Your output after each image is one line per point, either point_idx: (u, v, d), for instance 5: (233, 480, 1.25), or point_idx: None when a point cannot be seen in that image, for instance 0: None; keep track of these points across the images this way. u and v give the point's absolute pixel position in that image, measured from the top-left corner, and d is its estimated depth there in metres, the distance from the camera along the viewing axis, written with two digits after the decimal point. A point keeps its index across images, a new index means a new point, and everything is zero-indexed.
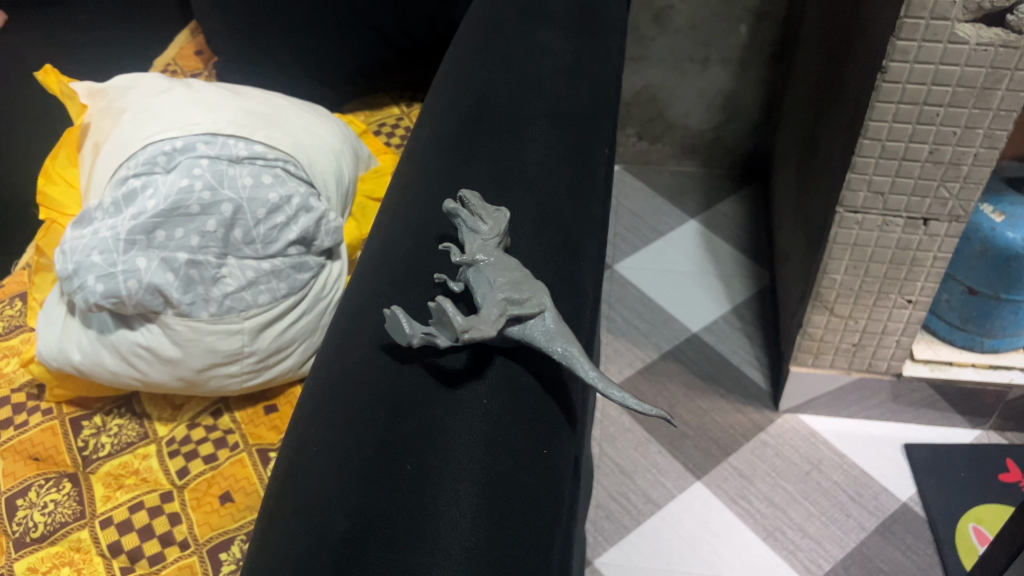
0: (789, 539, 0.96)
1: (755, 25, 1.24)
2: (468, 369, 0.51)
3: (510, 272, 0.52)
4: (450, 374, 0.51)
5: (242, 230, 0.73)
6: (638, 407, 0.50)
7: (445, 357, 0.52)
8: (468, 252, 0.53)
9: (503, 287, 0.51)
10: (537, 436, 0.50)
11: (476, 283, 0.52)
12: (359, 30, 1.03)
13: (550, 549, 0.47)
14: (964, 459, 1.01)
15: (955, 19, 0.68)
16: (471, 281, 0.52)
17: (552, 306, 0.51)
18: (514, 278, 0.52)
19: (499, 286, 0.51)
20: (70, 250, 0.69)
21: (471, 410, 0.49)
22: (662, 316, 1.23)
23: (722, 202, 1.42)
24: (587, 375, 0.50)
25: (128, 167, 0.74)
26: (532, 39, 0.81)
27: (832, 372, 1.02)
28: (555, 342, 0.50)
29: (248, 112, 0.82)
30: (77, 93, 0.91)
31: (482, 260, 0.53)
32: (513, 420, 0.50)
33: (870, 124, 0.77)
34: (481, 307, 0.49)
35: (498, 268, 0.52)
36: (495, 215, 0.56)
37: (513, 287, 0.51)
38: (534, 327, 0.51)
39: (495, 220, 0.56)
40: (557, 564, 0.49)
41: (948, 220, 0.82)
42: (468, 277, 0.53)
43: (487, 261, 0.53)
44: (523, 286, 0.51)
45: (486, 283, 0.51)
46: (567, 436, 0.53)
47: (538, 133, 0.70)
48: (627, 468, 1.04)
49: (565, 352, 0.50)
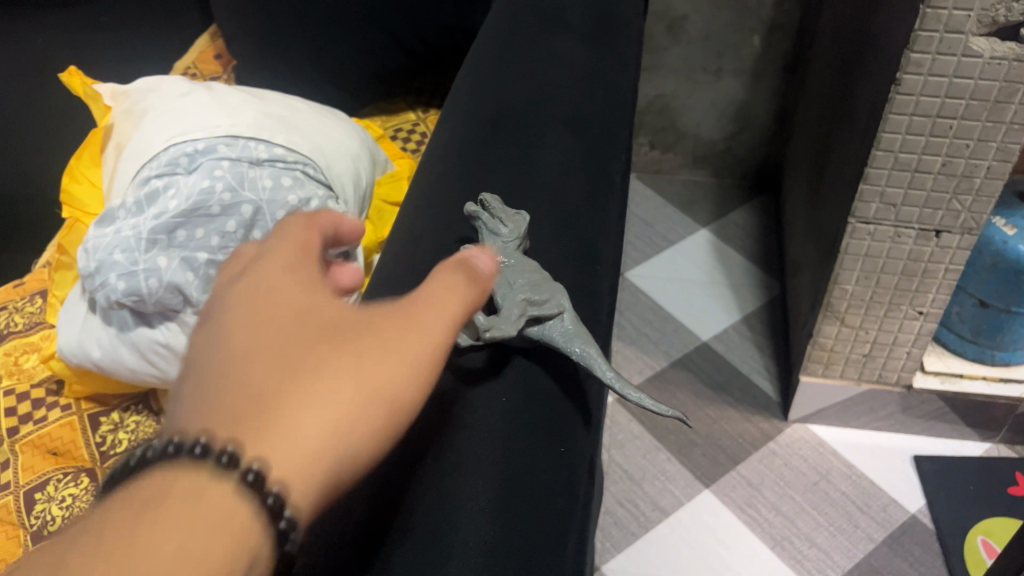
0: (796, 548, 0.96)
1: (769, 36, 1.25)
2: (489, 366, 0.53)
3: (529, 274, 0.54)
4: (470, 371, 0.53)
5: (262, 230, 0.74)
6: (652, 407, 0.52)
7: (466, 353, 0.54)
8: None
9: (523, 288, 0.53)
10: (552, 434, 0.51)
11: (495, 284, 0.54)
12: (375, 37, 1.04)
13: (564, 548, 0.48)
14: (973, 473, 1.01)
15: (969, 32, 0.69)
16: None
17: (570, 309, 0.52)
18: (533, 281, 0.53)
19: (519, 287, 0.53)
20: (93, 249, 0.71)
21: (486, 408, 0.51)
22: (672, 325, 1.24)
23: (733, 212, 1.42)
24: (603, 375, 0.51)
25: (150, 169, 0.76)
26: (549, 48, 0.82)
27: (842, 383, 1.03)
28: (574, 342, 0.51)
29: (269, 115, 0.83)
30: (102, 94, 0.92)
31: (501, 261, 0.54)
32: (526, 416, 0.51)
33: (883, 136, 0.77)
34: (502, 307, 0.51)
35: (519, 271, 0.54)
36: (517, 218, 0.58)
37: (533, 289, 0.52)
38: (548, 326, 0.52)
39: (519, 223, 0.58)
40: (571, 563, 0.49)
41: (960, 232, 0.82)
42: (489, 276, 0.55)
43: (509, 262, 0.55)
44: (542, 288, 0.53)
45: (507, 284, 0.53)
46: (584, 435, 0.54)
47: (554, 139, 0.71)
48: (635, 474, 1.04)
49: (583, 352, 0.51)
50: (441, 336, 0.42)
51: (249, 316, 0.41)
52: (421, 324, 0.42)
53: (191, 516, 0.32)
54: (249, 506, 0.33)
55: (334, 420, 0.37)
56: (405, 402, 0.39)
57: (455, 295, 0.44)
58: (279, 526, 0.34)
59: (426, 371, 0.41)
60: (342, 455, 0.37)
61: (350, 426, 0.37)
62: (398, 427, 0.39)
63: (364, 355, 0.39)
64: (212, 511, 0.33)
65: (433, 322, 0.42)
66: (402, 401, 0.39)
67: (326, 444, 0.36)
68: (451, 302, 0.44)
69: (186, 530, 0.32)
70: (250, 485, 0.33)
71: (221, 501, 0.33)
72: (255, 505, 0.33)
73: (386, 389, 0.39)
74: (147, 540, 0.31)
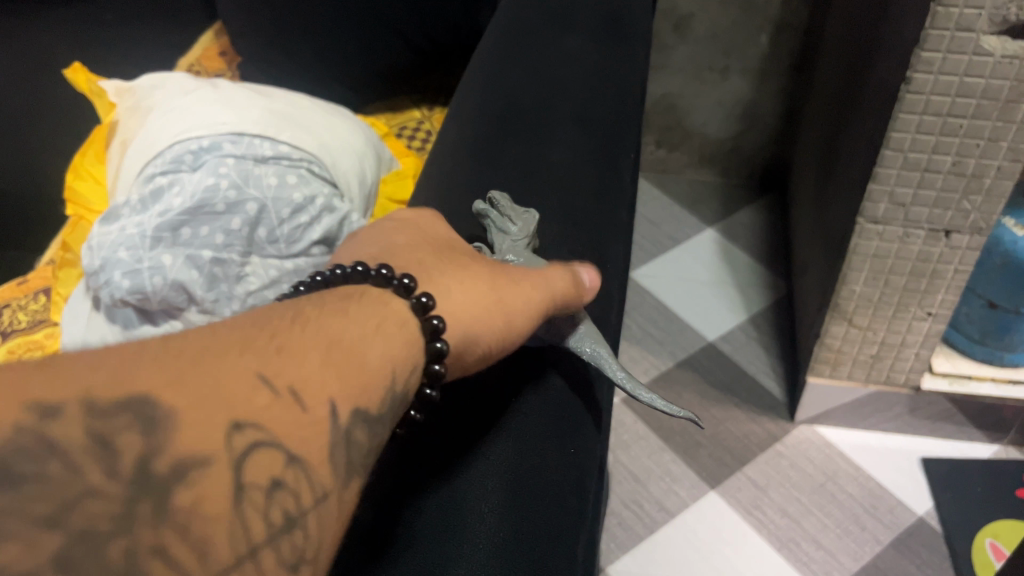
0: (803, 550, 0.95)
1: (776, 35, 1.25)
2: (523, 381, 0.54)
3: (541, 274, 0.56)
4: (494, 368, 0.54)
5: (266, 228, 0.73)
6: (664, 407, 0.54)
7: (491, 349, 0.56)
8: (498, 253, 0.56)
9: None
10: (562, 435, 0.51)
11: None
12: (381, 35, 1.03)
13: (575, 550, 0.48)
14: (981, 475, 1.01)
15: (981, 31, 0.68)
16: None
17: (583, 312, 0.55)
18: None
19: None
20: (99, 246, 0.71)
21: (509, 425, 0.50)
22: (678, 325, 1.23)
23: (740, 211, 1.42)
24: (616, 376, 0.55)
25: (155, 166, 0.76)
26: (557, 45, 0.81)
27: (849, 384, 1.02)
28: (585, 343, 0.55)
29: (274, 112, 0.83)
30: (106, 91, 0.92)
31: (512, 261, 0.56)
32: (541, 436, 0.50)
33: (892, 135, 0.77)
34: None
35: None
36: (528, 213, 0.59)
37: None
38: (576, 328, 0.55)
39: (528, 220, 0.58)
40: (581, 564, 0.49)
41: (969, 232, 0.81)
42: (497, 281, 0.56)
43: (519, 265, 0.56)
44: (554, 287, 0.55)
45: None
46: (594, 436, 0.54)
47: (564, 136, 0.70)
48: (641, 475, 1.04)
49: (594, 352, 0.54)
50: (560, 286, 0.52)
51: (413, 229, 0.53)
52: (544, 277, 0.52)
53: (383, 312, 0.43)
54: (421, 330, 0.44)
55: (477, 304, 0.48)
56: (525, 318, 0.49)
57: (573, 269, 0.54)
58: (435, 346, 0.44)
59: (544, 304, 0.51)
60: (478, 333, 0.47)
61: (486, 312, 0.48)
62: (516, 334, 0.49)
63: (502, 278, 0.50)
64: (396, 314, 0.44)
65: (553, 276, 0.53)
66: (524, 314, 0.49)
67: (466, 318, 0.46)
68: (571, 270, 0.54)
69: (382, 322, 0.42)
70: (424, 308, 0.45)
71: (406, 319, 0.44)
72: (424, 329, 0.44)
73: (514, 303, 0.49)
74: (357, 312, 0.42)
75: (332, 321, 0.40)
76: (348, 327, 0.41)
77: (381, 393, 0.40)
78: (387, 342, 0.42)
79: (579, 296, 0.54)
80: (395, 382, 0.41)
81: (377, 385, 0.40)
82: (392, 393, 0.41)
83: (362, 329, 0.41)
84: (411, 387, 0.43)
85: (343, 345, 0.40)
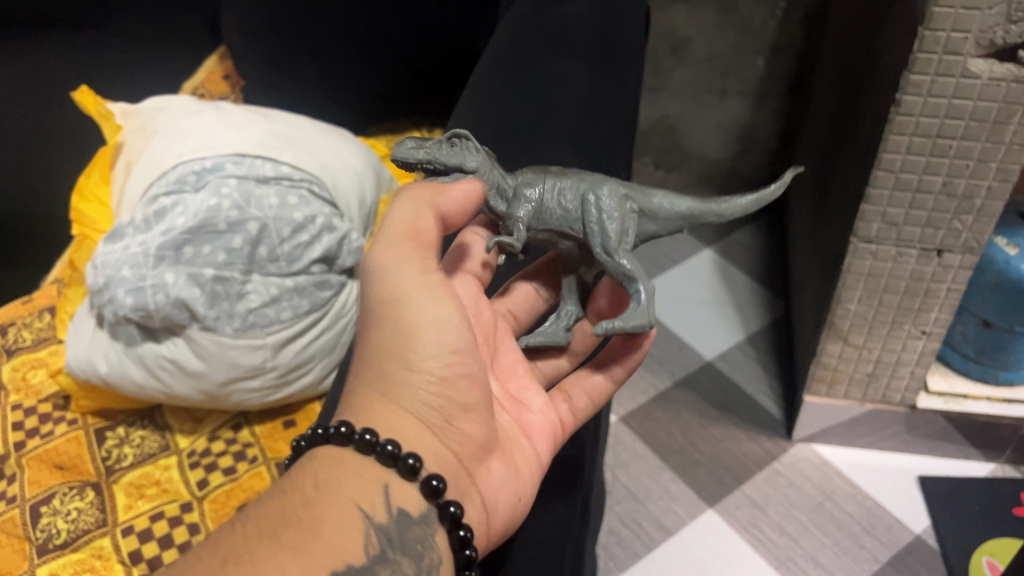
0: (801, 569, 0.95)
1: (772, 57, 1.27)
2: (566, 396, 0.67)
3: (565, 181, 0.58)
4: (609, 380, 0.64)
5: (268, 247, 0.77)
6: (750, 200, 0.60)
7: (569, 385, 0.65)
8: (515, 203, 0.58)
9: (570, 198, 0.57)
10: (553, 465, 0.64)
11: (550, 219, 0.57)
12: (382, 58, 1.06)
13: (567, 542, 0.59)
14: (977, 492, 1.01)
15: (968, 54, 0.70)
16: (539, 215, 0.57)
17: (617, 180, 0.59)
18: (573, 184, 0.58)
19: (566, 199, 0.57)
20: (102, 265, 0.75)
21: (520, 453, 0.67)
22: (676, 344, 1.24)
23: (738, 231, 1.43)
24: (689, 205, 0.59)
25: (160, 186, 0.79)
26: (554, 70, 0.84)
27: (844, 403, 1.03)
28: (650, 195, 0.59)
29: (276, 134, 0.86)
30: (113, 114, 0.95)
31: (533, 195, 0.58)
32: (536, 552, 0.58)
33: (883, 156, 0.78)
34: (570, 226, 0.57)
35: (537, 189, 0.58)
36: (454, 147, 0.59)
37: (579, 190, 0.57)
38: (624, 273, 0.55)
39: (465, 148, 0.59)
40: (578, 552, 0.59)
41: (961, 251, 0.82)
42: (533, 216, 0.57)
43: (527, 185, 0.58)
44: (584, 180, 0.58)
45: (560, 208, 0.57)
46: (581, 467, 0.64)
47: (556, 158, 0.73)
48: (640, 494, 1.04)
49: (659, 198, 0.59)
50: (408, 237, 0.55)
51: None
52: (393, 247, 0.55)
53: (316, 471, 0.50)
54: (369, 454, 0.50)
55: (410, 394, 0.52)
56: (427, 305, 0.54)
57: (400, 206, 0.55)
58: (386, 450, 0.50)
59: (424, 261, 0.55)
60: (407, 403, 0.53)
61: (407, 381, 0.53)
62: (436, 333, 0.54)
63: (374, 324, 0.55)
64: (326, 460, 0.51)
65: (395, 235, 0.55)
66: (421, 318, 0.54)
67: None
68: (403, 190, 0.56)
69: (326, 479, 0.49)
70: (347, 435, 0.51)
71: (346, 457, 0.51)
72: (362, 448, 0.50)
73: (401, 322, 0.54)
74: (291, 487, 0.49)
75: (271, 508, 0.47)
76: (290, 505, 0.47)
77: (358, 545, 0.46)
78: (338, 493, 0.48)
79: (437, 209, 0.55)
80: (370, 516, 0.48)
81: (349, 538, 0.46)
82: (373, 531, 0.47)
83: (305, 495, 0.48)
84: (403, 504, 0.50)
85: (293, 524, 0.46)
